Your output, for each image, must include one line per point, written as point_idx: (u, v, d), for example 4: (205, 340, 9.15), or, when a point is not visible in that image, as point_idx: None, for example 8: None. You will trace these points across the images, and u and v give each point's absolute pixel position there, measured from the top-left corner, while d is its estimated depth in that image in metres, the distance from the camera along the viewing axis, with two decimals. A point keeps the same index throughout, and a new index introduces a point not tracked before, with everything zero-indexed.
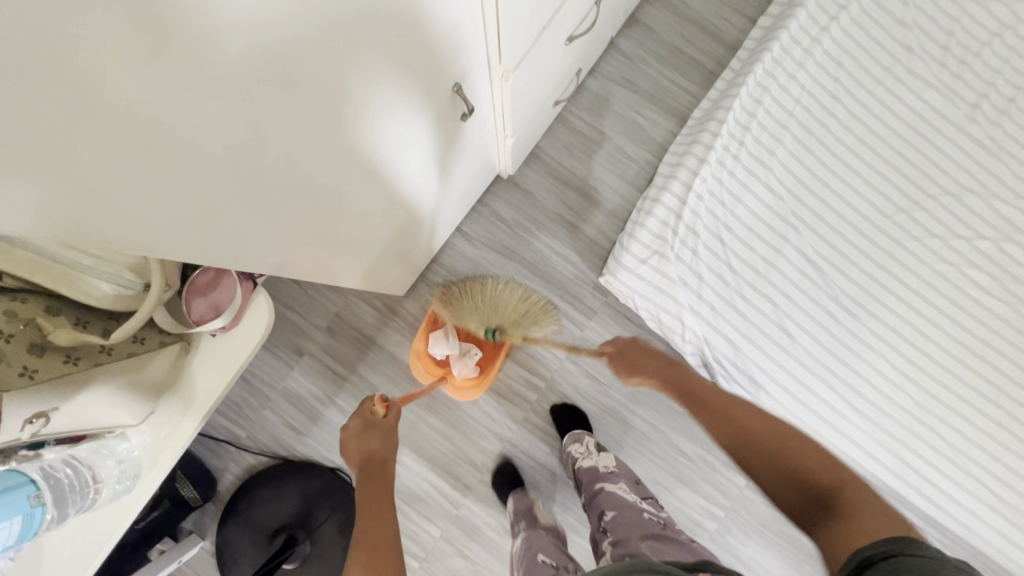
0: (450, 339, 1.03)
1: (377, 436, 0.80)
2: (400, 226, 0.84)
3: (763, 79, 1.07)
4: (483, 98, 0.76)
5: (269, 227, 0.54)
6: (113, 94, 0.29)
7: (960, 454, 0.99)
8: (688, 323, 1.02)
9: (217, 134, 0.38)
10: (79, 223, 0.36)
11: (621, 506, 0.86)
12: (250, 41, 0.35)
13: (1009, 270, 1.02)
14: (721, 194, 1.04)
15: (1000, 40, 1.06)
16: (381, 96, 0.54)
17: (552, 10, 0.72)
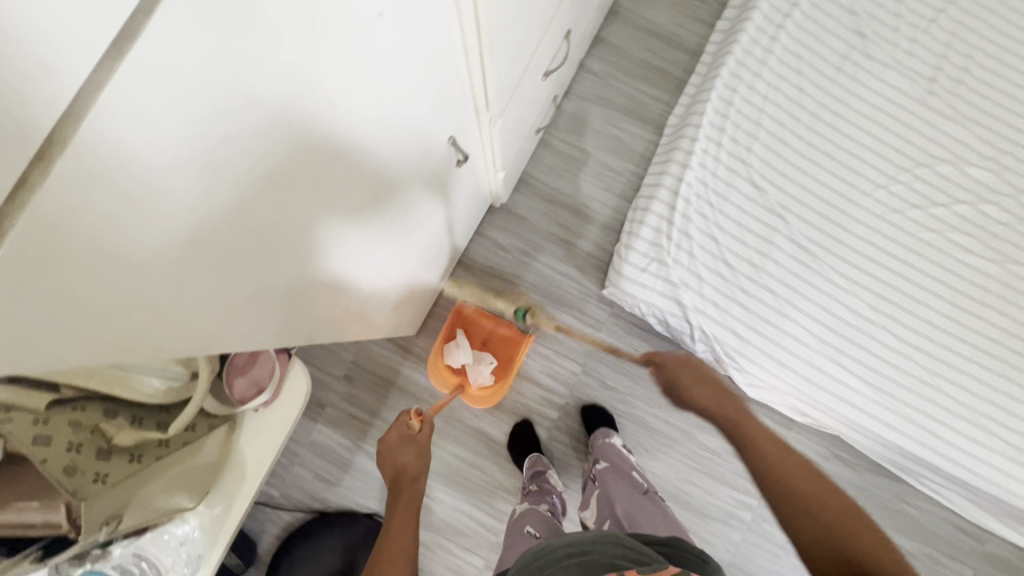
0: (467, 350, 1.08)
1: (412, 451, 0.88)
2: (411, 274, 0.87)
3: (730, 81, 1.11)
4: (473, 145, 0.80)
5: (294, 300, 0.57)
6: (143, 238, 0.32)
7: (973, 411, 1.03)
8: (695, 322, 1.06)
9: (248, 231, 0.42)
10: (128, 355, 0.39)
11: (615, 462, 1.03)
12: (255, 156, 0.38)
13: (990, 230, 1.07)
14: (707, 195, 1.08)
15: (944, 17, 1.12)
16: (375, 166, 0.57)
17: (529, 54, 0.77)
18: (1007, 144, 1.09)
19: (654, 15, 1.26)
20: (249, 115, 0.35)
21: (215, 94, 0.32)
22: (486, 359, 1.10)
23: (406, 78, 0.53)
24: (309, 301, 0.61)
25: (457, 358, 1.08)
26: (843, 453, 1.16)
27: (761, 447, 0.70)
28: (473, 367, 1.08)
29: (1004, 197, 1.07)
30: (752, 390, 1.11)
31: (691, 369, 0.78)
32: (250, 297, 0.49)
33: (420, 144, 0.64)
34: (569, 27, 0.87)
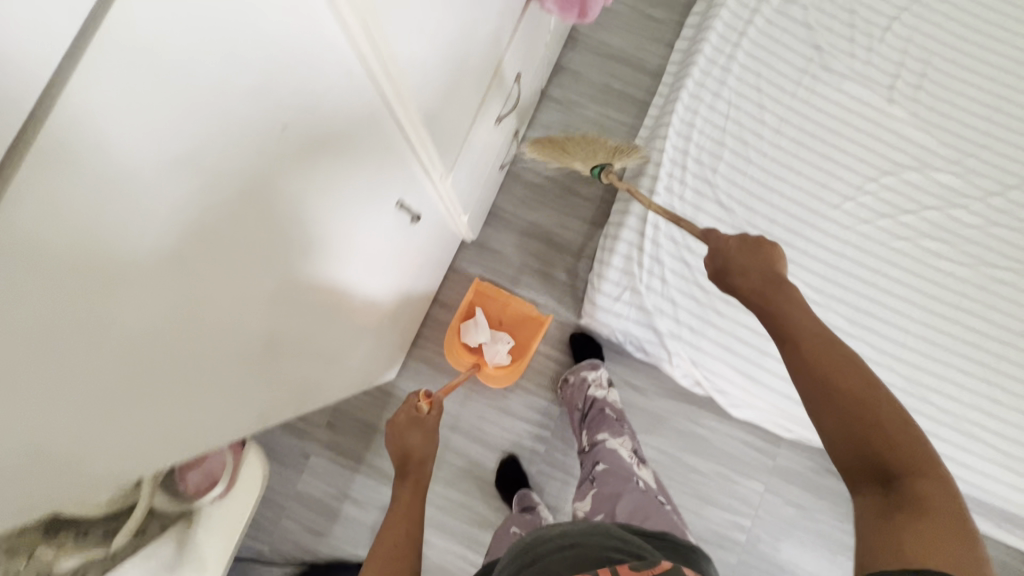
0: (483, 328, 1.10)
1: (419, 434, 0.90)
2: (373, 330, 0.87)
3: (690, 104, 1.11)
4: (428, 201, 0.79)
5: (246, 385, 0.55)
6: (93, 281, 0.31)
7: (952, 416, 1.03)
8: (672, 348, 1.05)
9: (175, 328, 0.40)
10: (100, 430, 0.37)
11: (614, 463, 0.95)
12: (208, 194, 0.38)
13: (958, 233, 1.07)
14: (676, 219, 1.07)
15: (898, 23, 1.12)
16: (323, 224, 0.55)
17: (476, 106, 0.77)
18: (970, 147, 1.09)
19: (612, 39, 1.26)
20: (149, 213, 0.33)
21: (157, 131, 0.32)
22: (502, 338, 1.11)
23: (346, 145, 0.52)
24: (281, 356, 0.60)
25: (475, 337, 1.10)
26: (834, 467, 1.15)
27: (806, 346, 0.58)
28: (489, 345, 1.10)
29: (970, 201, 1.07)
30: (737, 411, 1.09)
31: (752, 257, 0.65)
32: (223, 348, 0.47)
33: (367, 202, 0.62)
34: (519, 70, 0.87)
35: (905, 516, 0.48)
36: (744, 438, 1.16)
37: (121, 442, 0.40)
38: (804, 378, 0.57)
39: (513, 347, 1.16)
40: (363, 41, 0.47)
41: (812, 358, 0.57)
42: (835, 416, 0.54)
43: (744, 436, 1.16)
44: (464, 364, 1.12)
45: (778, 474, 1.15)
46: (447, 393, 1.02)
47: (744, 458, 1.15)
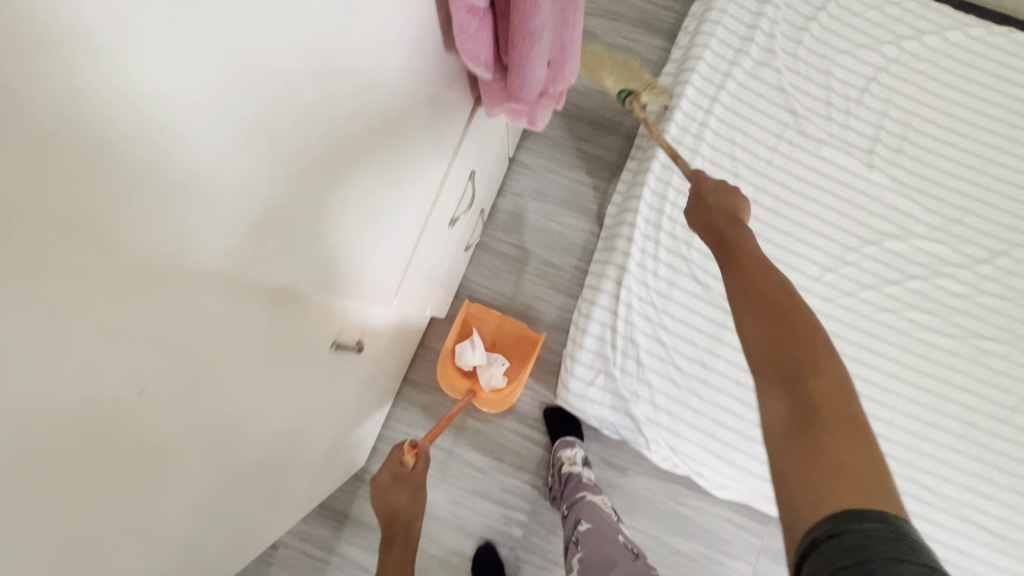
0: (478, 351, 1.05)
1: (405, 491, 0.91)
2: (336, 428, 0.84)
3: (662, 174, 1.07)
4: (386, 298, 0.77)
5: (259, 395, 0.52)
6: (147, 194, 0.31)
7: (947, 499, 0.98)
8: (649, 435, 1.00)
9: (207, 276, 0.38)
10: (85, 437, 0.32)
11: (597, 519, 0.97)
12: (228, 185, 0.37)
13: (946, 303, 1.02)
14: (650, 296, 1.03)
15: (876, 84, 1.08)
16: (337, 249, 0.56)
17: (431, 205, 0.76)
18: (954, 212, 1.04)
19: (582, 101, 1.22)
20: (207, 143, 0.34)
21: (210, 87, 0.32)
22: (497, 359, 1.07)
23: (352, 187, 0.53)
24: (267, 414, 0.56)
25: (469, 360, 1.05)
26: None
27: (739, 264, 0.60)
28: (483, 369, 1.05)
29: (957, 269, 1.03)
30: (721, 493, 1.04)
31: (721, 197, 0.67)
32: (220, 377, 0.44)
33: (372, 240, 0.63)
34: (474, 167, 0.87)
35: (812, 436, 0.46)
36: (729, 517, 1.11)
37: (104, 466, 0.35)
38: (735, 292, 0.58)
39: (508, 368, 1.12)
40: (365, 115, 0.51)
41: (742, 272, 0.59)
42: (759, 317, 0.54)
43: (729, 514, 1.11)
44: (459, 388, 1.08)
45: (767, 556, 1.10)
46: (432, 438, 0.98)
47: (730, 539, 1.10)
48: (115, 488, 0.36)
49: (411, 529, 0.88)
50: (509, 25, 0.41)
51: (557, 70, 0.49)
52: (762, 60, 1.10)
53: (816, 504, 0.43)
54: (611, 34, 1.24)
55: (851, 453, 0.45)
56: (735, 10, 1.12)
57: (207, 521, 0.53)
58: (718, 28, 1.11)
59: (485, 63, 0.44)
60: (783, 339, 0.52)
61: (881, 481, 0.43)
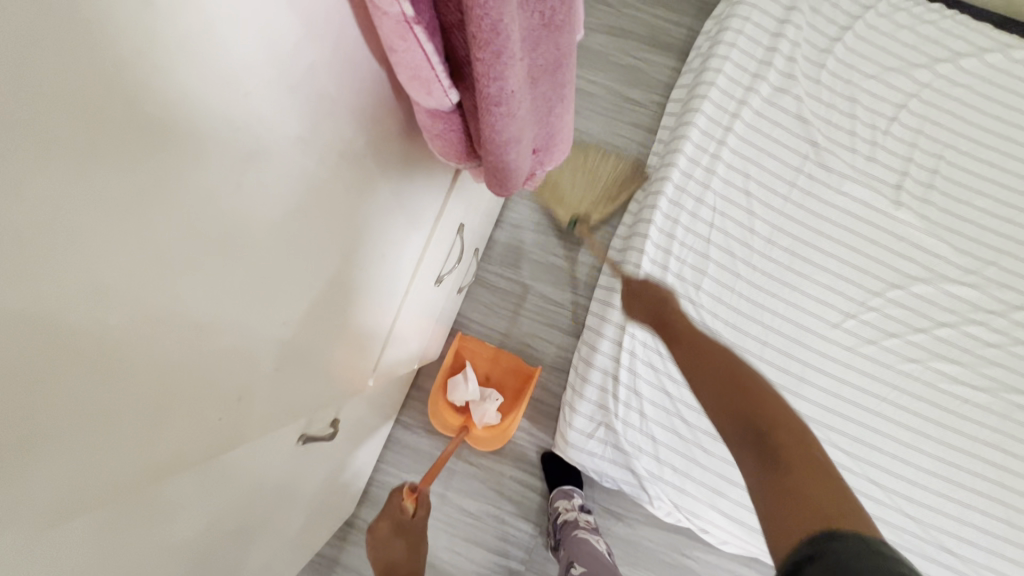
0: (470, 386, 1.00)
1: (407, 541, 0.77)
2: (328, 470, 0.79)
3: (670, 210, 1.00)
4: (378, 347, 0.71)
5: (284, 398, 0.51)
6: (207, 166, 0.32)
7: (980, 569, 0.89)
8: (652, 491, 0.95)
9: (247, 265, 0.39)
10: (83, 449, 0.30)
11: (590, 561, 0.92)
12: (271, 179, 0.38)
13: (977, 354, 0.94)
14: (655, 343, 0.97)
15: (906, 112, 0.99)
16: (344, 274, 0.54)
17: (418, 260, 0.70)
18: (989, 253, 0.96)
19: (585, 126, 1.15)
20: (258, 133, 0.35)
21: (258, 85, 0.34)
22: (491, 395, 1.02)
23: (353, 222, 0.51)
24: (273, 446, 0.53)
25: (462, 396, 1.00)
26: None
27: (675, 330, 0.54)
28: (477, 405, 1.00)
29: (989, 316, 0.95)
30: (730, 548, 0.98)
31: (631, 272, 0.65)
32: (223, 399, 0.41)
33: (381, 266, 0.61)
34: (462, 220, 0.80)
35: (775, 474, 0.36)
36: (737, 571, 1.05)
37: (97, 486, 0.32)
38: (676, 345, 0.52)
39: (504, 402, 1.07)
40: (352, 170, 0.48)
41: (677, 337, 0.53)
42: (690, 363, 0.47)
43: (737, 567, 1.05)
44: (451, 426, 1.03)
45: None
46: (431, 482, 0.85)
47: None
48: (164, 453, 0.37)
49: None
50: (478, 132, 0.33)
51: (545, 154, 0.43)
52: (781, 86, 1.02)
53: (780, 540, 0.33)
54: (618, 54, 1.16)
55: (819, 486, 0.34)
56: (752, 30, 1.03)
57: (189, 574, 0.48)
58: (733, 50, 1.03)
59: (457, 157, 0.38)
60: (722, 370, 0.44)
61: (843, 504, 0.33)
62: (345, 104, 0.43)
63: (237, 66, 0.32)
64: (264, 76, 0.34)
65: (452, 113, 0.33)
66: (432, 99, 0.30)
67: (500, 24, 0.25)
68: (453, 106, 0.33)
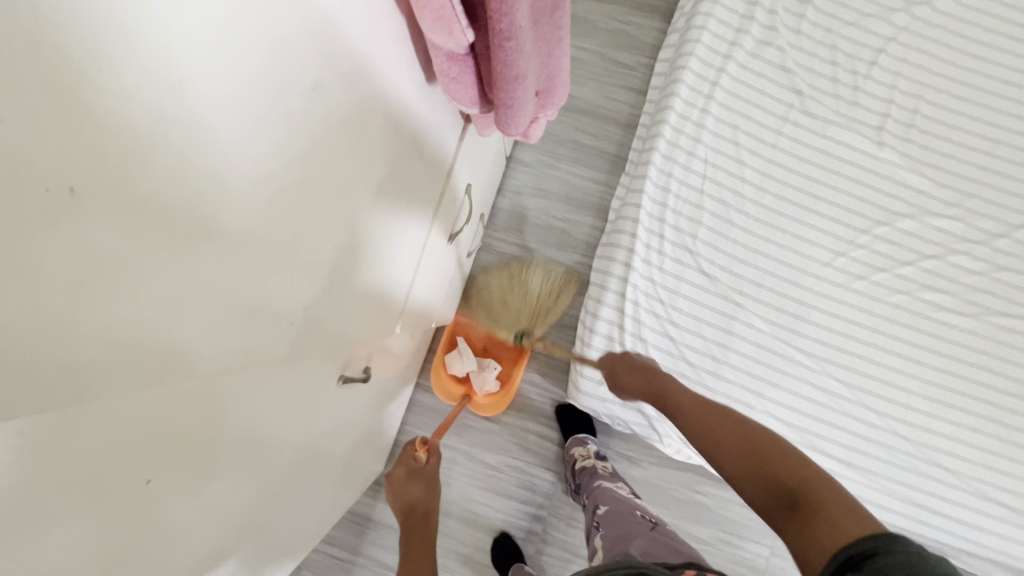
0: (468, 359, 1.07)
1: (421, 485, 0.83)
2: (355, 435, 0.83)
3: (664, 165, 1.05)
4: (400, 305, 0.75)
5: (301, 369, 0.53)
6: (200, 140, 0.33)
7: (968, 478, 0.97)
8: (661, 429, 1.01)
9: (249, 239, 0.40)
10: (94, 427, 0.31)
11: (614, 502, 0.92)
12: (272, 143, 0.39)
13: (962, 282, 1.00)
14: (657, 292, 1.02)
15: (885, 55, 1.03)
16: (361, 231, 0.57)
17: (431, 215, 0.74)
18: (969, 186, 1.01)
19: (578, 93, 1.19)
20: (253, 101, 0.36)
21: (281, 41, 0.37)
22: (490, 363, 1.08)
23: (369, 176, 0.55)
24: (296, 415, 0.56)
25: (461, 369, 1.07)
26: None
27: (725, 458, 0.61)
28: (477, 374, 1.07)
29: (972, 246, 1.00)
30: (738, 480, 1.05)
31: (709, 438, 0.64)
32: (250, 339, 0.43)
33: (392, 224, 0.64)
34: (468, 181, 0.85)
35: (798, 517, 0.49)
36: (746, 502, 1.12)
37: (113, 461, 0.33)
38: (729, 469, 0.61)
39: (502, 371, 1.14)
40: (373, 121, 0.52)
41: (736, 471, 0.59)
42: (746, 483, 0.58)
43: None
44: (453, 396, 1.11)
45: None
46: (440, 435, 0.92)
47: (747, 523, 1.12)
48: (179, 430, 0.38)
49: (430, 524, 0.79)
50: (491, 69, 0.38)
51: (546, 97, 0.48)
52: (764, 39, 1.05)
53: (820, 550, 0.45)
54: (605, 20, 1.20)
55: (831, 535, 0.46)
56: None
57: (230, 536, 0.51)
58: (716, 6, 1.06)
59: (470, 99, 0.43)
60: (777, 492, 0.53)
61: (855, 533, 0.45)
62: (370, 59, 0.48)
63: (249, 22, 0.34)
64: (285, 35, 0.37)
65: (466, 55, 0.38)
66: (450, 39, 0.35)
67: None
68: (469, 48, 0.38)
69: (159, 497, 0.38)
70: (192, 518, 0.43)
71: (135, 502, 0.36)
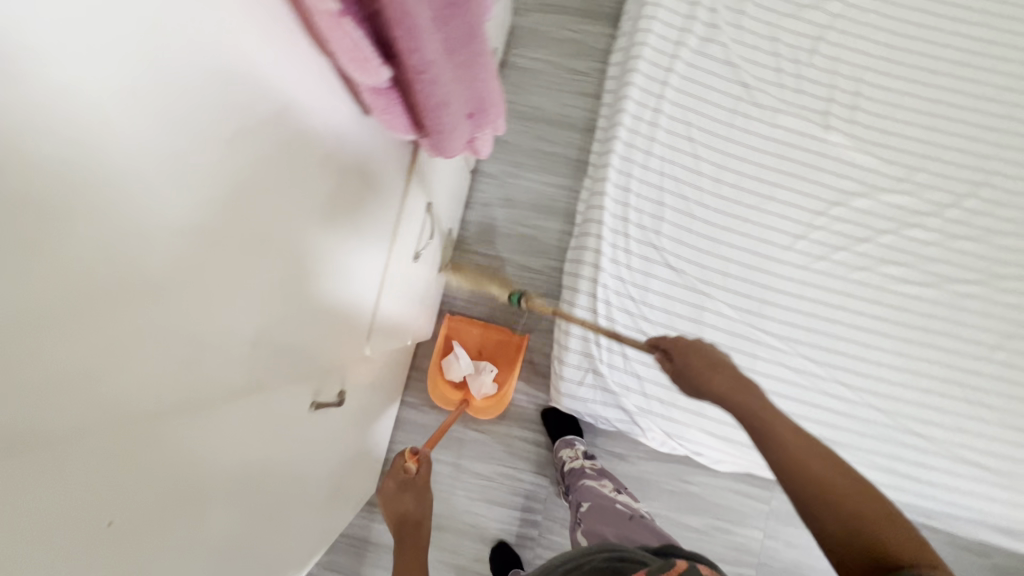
0: (465, 361, 1.08)
1: (411, 496, 0.82)
2: (337, 457, 0.83)
3: (623, 166, 1.07)
4: (368, 324, 0.76)
5: (266, 398, 0.53)
6: (157, 181, 0.32)
7: (942, 443, 1.00)
8: (644, 423, 1.03)
9: (211, 275, 0.39)
10: (62, 489, 0.30)
11: (597, 500, 0.93)
12: (230, 171, 0.38)
13: (918, 254, 1.03)
14: (627, 290, 1.04)
15: (824, 43, 1.07)
16: (327, 251, 0.57)
17: (392, 231, 0.75)
18: (915, 161, 1.05)
19: (535, 102, 1.22)
20: (211, 127, 0.35)
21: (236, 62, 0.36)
22: (485, 366, 1.10)
23: (331, 195, 0.54)
24: (267, 443, 0.56)
25: (458, 371, 1.08)
26: None
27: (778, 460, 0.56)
28: (474, 376, 1.08)
29: (924, 218, 1.03)
30: (722, 466, 1.07)
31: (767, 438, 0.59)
32: (212, 374, 0.43)
33: (358, 242, 0.63)
34: (429, 200, 0.87)
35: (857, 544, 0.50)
36: (734, 487, 1.14)
37: (83, 520, 0.32)
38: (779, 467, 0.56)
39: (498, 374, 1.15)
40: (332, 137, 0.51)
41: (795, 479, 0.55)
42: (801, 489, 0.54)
43: (734, 485, 1.14)
44: (451, 401, 1.11)
45: (773, 518, 1.13)
46: (433, 446, 0.92)
47: (737, 507, 1.14)
48: (146, 476, 0.37)
49: (422, 535, 0.78)
50: (414, 98, 0.40)
51: (480, 117, 0.50)
52: (707, 37, 1.09)
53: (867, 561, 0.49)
54: (555, 29, 1.23)
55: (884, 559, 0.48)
56: None
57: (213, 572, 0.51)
58: (659, 9, 1.09)
59: (403, 126, 0.45)
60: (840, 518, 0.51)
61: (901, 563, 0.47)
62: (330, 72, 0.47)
63: (202, 47, 0.33)
64: (240, 54, 0.36)
65: (390, 88, 0.40)
66: (368, 79, 0.37)
67: (408, 9, 0.31)
68: (390, 82, 0.39)
69: (133, 546, 0.38)
70: (168, 561, 0.42)
71: (110, 556, 0.35)
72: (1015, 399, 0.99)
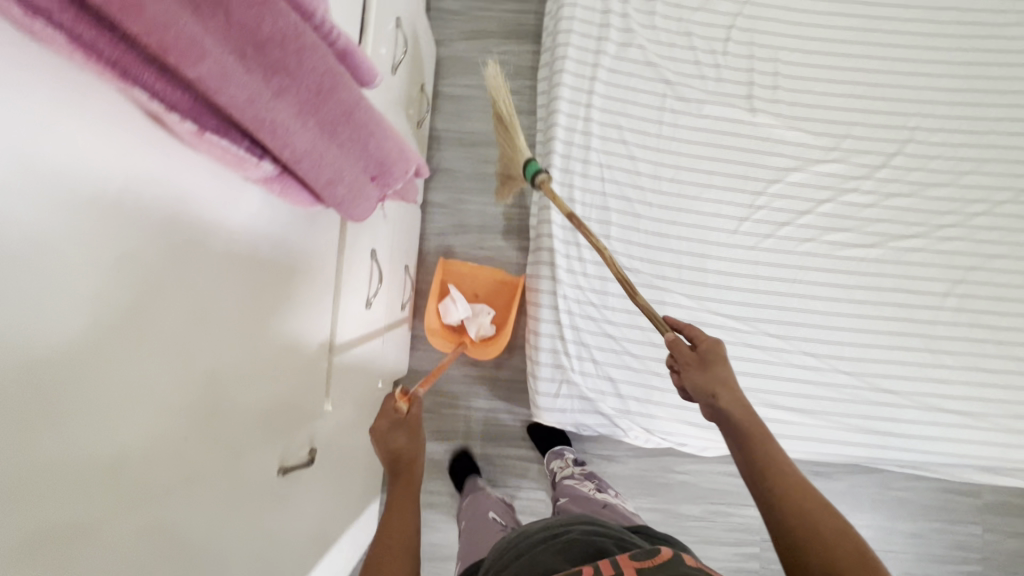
0: (461, 304, 1.09)
1: (405, 435, 0.72)
2: (326, 511, 0.82)
3: (564, 178, 1.10)
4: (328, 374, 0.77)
5: (231, 471, 0.53)
6: (63, 288, 0.32)
7: (912, 395, 1.03)
8: (624, 423, 1.05)
9: (143, 366, 0.39)
10: None
11: (573, 495, 0.95)
12: (144, 261, 0.38)
13: (859, 217, 1.06)
14: (587, 297, 1.06)
15: (736, 30, 1.11)
16: (266, 317, 0.57)
17: (338, 281, 0.76)
18: (841, 128, 1.08)
19: (472, 128, 1.25)
20: (107, 227, 0.35)
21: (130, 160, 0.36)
22: (482, 310, 1.11)
23: (260, 261, 0.55)
24: (240, 514, 0.55)
25: (455, 315, 1.09)
26: (819, 467, 1.16)
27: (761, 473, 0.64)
28: (472, 320, 1.09)
29: (858, 181, 1.07)
30: (708, 452, 1.09)
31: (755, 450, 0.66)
32: (164, 460, 0.43)
33: (298, 301, 0.64)
34: (372, 247, 0.89)
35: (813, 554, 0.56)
36: (725, 470, 1.16)
37: None
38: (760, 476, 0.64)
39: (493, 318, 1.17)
40: (247, 209, 0.51)
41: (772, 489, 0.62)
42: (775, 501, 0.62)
43: (725, 467, 1.16)
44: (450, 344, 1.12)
45: None
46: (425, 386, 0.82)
47: (731, 489, 1.16)
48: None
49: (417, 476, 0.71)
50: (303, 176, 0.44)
51: (385, 177, 0.52)
52: (623, 41, 1.12)
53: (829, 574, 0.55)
54: (480, 55, 1.26)
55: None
56: None
57: None
58: (574, 21, 1.12)
59: (305, 202, 0.48)
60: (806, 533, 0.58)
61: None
62: None
63: (85, 153, 0.32)
64: (131, 150, 0.36)
65: (281, 174, 0.43)
66: (253, 176, 0.41)
67: (264, 117, 0.37)
68: (277, 168, 0.42)
69: None
70: None
71: None
72: (973, 342, 1.02)
